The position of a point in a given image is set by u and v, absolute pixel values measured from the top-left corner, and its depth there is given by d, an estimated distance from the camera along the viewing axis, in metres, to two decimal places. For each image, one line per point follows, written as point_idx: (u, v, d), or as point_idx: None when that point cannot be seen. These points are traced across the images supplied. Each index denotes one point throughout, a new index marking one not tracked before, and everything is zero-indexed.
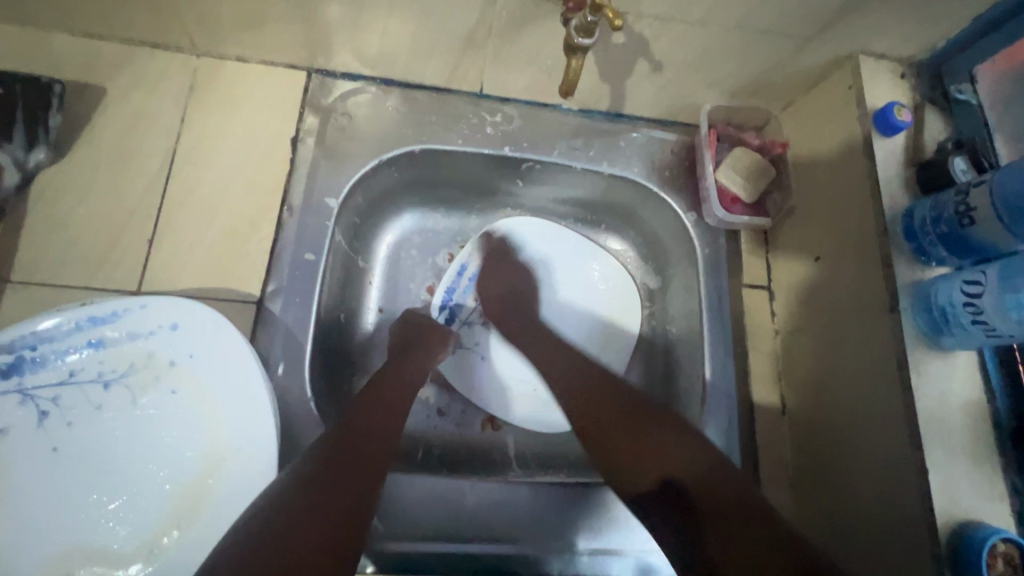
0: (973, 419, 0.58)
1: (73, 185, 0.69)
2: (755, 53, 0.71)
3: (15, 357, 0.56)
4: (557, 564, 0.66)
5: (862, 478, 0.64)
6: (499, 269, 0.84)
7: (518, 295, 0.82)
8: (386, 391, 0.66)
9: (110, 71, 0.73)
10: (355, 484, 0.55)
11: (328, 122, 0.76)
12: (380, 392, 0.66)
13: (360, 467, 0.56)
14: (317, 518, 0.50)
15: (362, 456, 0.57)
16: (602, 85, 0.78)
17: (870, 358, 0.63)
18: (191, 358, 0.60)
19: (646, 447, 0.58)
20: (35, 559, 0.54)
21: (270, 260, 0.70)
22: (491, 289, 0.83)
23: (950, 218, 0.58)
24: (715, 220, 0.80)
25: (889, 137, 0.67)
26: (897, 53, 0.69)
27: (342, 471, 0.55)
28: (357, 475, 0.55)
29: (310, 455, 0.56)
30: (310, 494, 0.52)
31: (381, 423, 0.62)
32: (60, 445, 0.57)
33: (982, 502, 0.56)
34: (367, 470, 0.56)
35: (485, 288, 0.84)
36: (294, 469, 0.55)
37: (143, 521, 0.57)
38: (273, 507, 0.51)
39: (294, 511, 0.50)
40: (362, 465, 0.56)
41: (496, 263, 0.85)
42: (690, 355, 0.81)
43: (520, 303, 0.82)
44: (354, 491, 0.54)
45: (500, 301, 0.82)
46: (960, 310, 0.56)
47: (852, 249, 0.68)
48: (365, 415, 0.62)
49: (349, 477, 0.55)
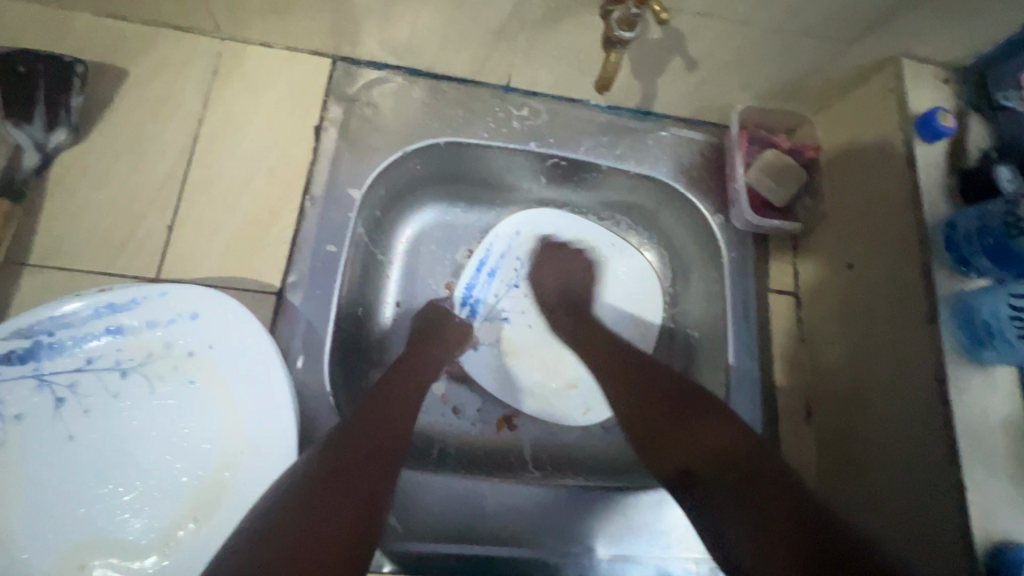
0: (1013, 438, 0.56)
1: (93, 168, 0.68)
2: (794, 52, 0.69)
3: (33, 342, 0.55)
4: (576, 568, 0.65)
5: (892, 492, 0.62)
6: (560, 257, 0.86)
7: (573, 288, 0.83)
8: (392, 390, 0.64)
9: (132, 52, 0.71)
10: (342, 515, 0.50)
11: (352, 112, 0.74)
12: (389, 390, 0.64)
13: (348, 501, 0.51)
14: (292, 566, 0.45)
15: (365, 458, 0.55)
16: (632, 82, 0.76)
17: (904, 372, 0.62)
18: (211, 348, 0.59)
19: (638, 405, 0.65)
20: (45, 550, 0.53)
21: (291, 252, 0.69)
22: (547, 276, 0.85)
23: (998, 228, 0.56)
24: (743, 222, 0.79)
25: (931, 143, 0.65)
26: (942, 57, 0.67)
27: (350, 474, 0.53)
28: (366, 476, 0.54)
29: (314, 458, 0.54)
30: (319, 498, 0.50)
31: (384, 421, 0.60)
32: (76, 434, 0.56)
33: (1021, 524, 0.54)
34: (353, 498, 0.52)
35: (544, 274, 0.85)
36: (300, 469, 0.54)
37: (159, 513, 0.56)
38: (281, 513, 0.49)
39: (262, 554, 0.46)
40: (355, 493, 0.52)
41: (548, 262, 0.86)
42: (714, 360, 0.79)
43: (576, 304, 0.82)
44: (368, 503, 0.52)
45: (560, 288, 0.84)
46: (1007, 324, 0.54)
47: (889, 259, 0.66)
48: (370, 418, 0.59)
49: (335, 505, 0.50)
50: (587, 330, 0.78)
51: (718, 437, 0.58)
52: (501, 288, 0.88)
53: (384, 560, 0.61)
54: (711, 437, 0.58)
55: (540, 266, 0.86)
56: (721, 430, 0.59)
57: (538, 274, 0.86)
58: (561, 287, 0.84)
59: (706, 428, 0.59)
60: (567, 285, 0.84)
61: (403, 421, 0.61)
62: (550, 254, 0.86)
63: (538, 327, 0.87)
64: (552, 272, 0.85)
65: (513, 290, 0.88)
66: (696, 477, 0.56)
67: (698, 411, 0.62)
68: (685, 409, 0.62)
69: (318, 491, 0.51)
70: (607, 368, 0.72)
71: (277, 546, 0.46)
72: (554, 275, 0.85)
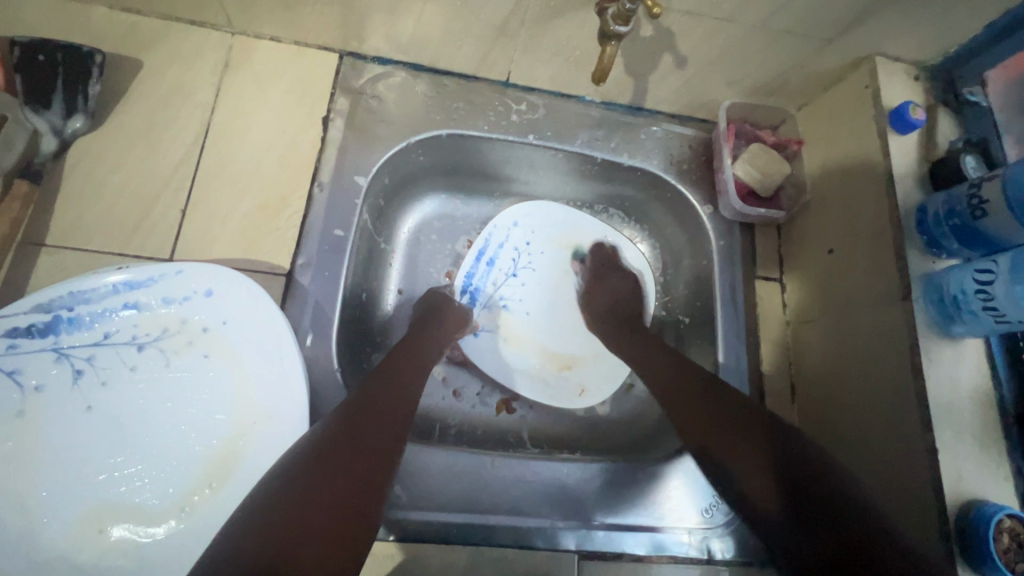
0: (981, 405, 0.60)
1: (108, 154, 0.70)
2: (777, 50, 0.73)
3: (53, 316, 0.57)
4: (574, 535, 0.68)
5: (871, 461, 0.66)
6: (609, 275, 0.90)
7: (621, 302, 0.87)
8: (393, 379, 0.65)
9: (147, 44, 0.74)
10: (341, 504, 0.50)
11: (358, 104, 0.78)
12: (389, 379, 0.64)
13: (342, 490, 0.51)
14: (286, 556, 0.45)
15: (362, 448, 0.55)
16: (625, 78, 0.80)
17: (880, 347, 0.66)
18: (224, 324, 0.62)
19: (677, 406, 0.69)
20: (65, 514, 0.55)
21: (300, 235, 0.72)
22: (602, 291, 0.89)
23: (964, 210, 0.60)
24: (731, 211, 0.83)
25: (903, 134, 0.69)
26: (913, 56, 0.72)
27: (345, 463, 0.53)
28: (362, 465, 0.54)
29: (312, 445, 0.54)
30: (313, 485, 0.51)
31: (382, 413, 0.60)
32: (93, 404, 0.58)
33: (989, 484, 0.58)
34: (350, 486, 0.52)
35: (597, 290, 0.89)
36: (296, 454, 0.54)
37: (174, 481, 0.58)
38: (273, 498, 0.50)
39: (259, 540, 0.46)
40: (350, 482, 0.52)
41: (603, 275, 0.90)
42: (705, 343, 0.83)
43: (628, 314, 0.86)
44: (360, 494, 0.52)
45: (610, 304, 0.88)
46: (971, 297, 0.58)
47: (866, 242, 0.70)
48: (369, 409, 0.59)
49: (330, 494, 0.50)
50: (629, 343, 0.81)
51: (767, 472, 0.58)
52: (499, 277, 0.91)
53: (389, 529, 0.64)
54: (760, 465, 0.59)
55: (592, 277, 0.91)
56: (756, 445, 0.61)
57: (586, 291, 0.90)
58: (610, 301, 0.88)
59: (740, 437, 0.62)
60: (615, 298, 0.88)
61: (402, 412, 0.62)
62: (601, 273, 0.91)
63: (535, 314, 0.91)
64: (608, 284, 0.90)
65: (511, 279, 0.91)
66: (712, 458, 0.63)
67: (729, 417, 0.65)
68: (714, 415, 0.66)
69: (317, 478, 0.51)
70: (643, 360, 0.77)
71: (265, 532, 0.47)
72: (605, 292, 0.89)
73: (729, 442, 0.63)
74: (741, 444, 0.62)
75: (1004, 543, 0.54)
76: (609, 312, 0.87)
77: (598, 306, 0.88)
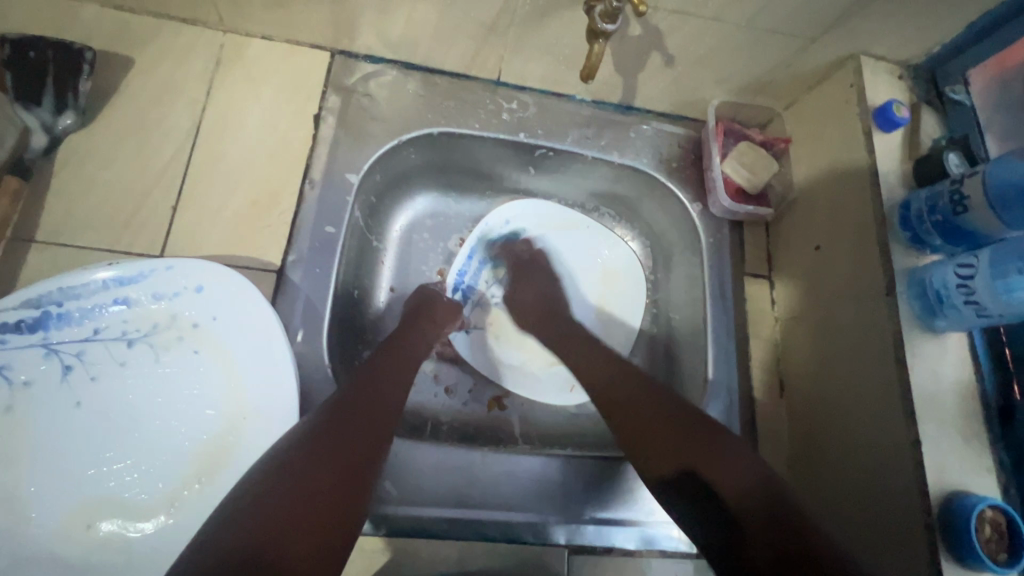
0: (964, 397, 0.61)
1: (99, 150, 0.70)
2: (764, 50, 0.74)
3: (42, 312, 0.56)
4: (564, 531, 0.68)
5: (857, 456, 0.66)
6: (533, 274, 0.88)
7: (550, 299, 0.85)
8: (386, 370, 0.66)
9: (138, 42, 0.74)
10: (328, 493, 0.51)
11: (349, 102, 0.78)
12: (382, 369, 0.66)
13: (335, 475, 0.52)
14: (278, 539, 0.46)
15: (356, 433, 0.57)
16: (615, 77, 0.81)
17: (866, 341, 0.67)
18: (215, 320, 0.62)
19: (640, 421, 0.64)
20: (55, 509, 0.55)
21: (290, 232, 0.72)
22: (525, 289, 0.87)
23: (945, 206, 0.62)
24: (720, 209, 0.84)
25: (888, 132, 0.71)
26: (897, 55, 0.73)
27: (337, 448, 0.54)
28: (354, 450, 0.55)
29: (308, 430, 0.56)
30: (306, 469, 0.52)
31: (374, 401, 0.61)
32: (83, 399, 0.58)
33: (971, 476, 0.59)
34: (338, 476, 0.52)
35: (522, 289, 0.87)
36: (288, 440, 0.55)
37: (165, 476, 0.58)
38: (266, 482, 0.50)
39: (236, 540, 0.45)
40: (342, 467, 0.53)
41: (532, 272, 0.88)
42: (694, 339, 0.84)
43: (555, 311, 0.84)
44: (352, 479, 0.53)
45: (534, 302, 0.85)
46: (953, 291, 0.59)
47: (852, 238, 0.71)
48: (361, 398, 0.61)
49: (321, 480, 0.51)
50: (563, 344, 0.79)
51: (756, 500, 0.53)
52: (491, 275, 0.92)
53: (379, 524, 0.64)
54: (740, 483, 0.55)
55: (515, 275, 0.89)
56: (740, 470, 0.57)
57: (514, 292, 0.88)
58: (536, 298, 0.86)
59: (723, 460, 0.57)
60: (540, 297, 0.86)
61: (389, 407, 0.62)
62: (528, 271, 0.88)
63: None
64: (529, 283, 0.87)
65: (503, 276, 0.92)
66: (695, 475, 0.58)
67: (704, 434, 0.61)
68: (687, 431, 0.61)
69: (300, 473, 0.51)
70: (586, 368, 0.74)
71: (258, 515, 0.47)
72: (526, 292, 0.87)
73: (706, 459, 0.58)
74: (720, 461, 0.58)
75: (985, 532, 0.55)
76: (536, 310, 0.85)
77: (525, 306, 0.86)
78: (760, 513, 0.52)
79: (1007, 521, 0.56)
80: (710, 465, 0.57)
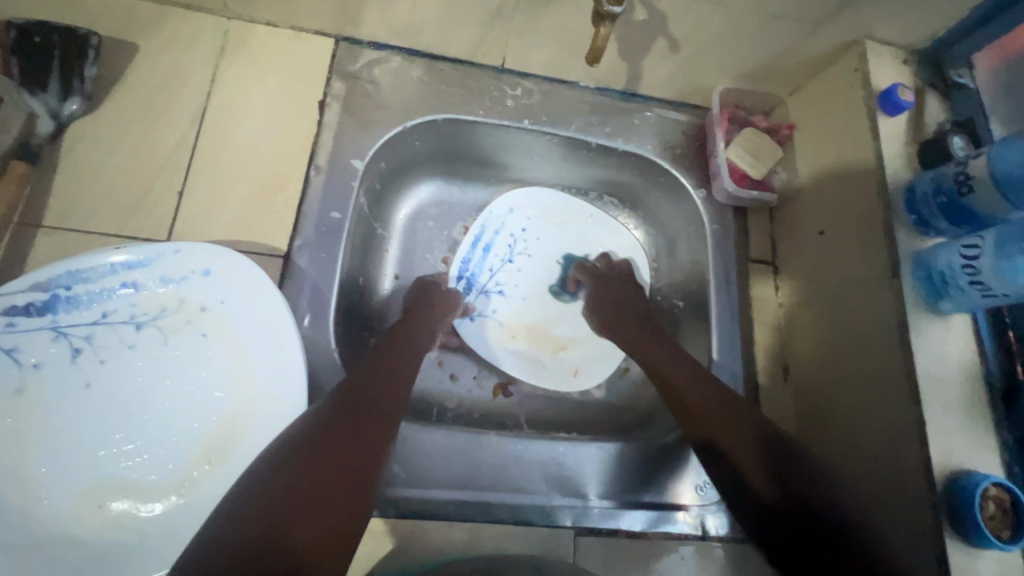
0: (968, 378, 0.61)
1: (105, 136, 0.70)
2: (769, 34, 0.74)
3: (51, 295, 0.56)
4: (572, 513, 0.68)
5: (861, 438, 0.67)
6: (614, 284, 0.86)
7: (640, 307, 0.82)
8: (389, 359, 0.66)
9: (142, 28, 0.74)
10: (337, 475, 0.50)
11: (354, 88, 0.78)
12: (386, 358, 0.66)
13: (343, 459, 0.52)
14: (289, 521, 0.46)
15: (363, 419, 0.56)
16: (619, 63, 0.81)
17: (871, 325, 0.67)
18: (223, 304, 0.62)
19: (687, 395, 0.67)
20: (65, 489, 0.56)
21: (297, 217, 0.72)
22: (610, 292, 0.85)
23: (950, 187, 0.62)
24: (724, 195, 0.84)
25: (892, 116, 0.71)
26: (902, 40, 0.73)
27: (344, 433, 0.54)
28: (361, 433, 0.55)
29: (314, 418, 0.55)
30: (314, 453, 0.51)
31: (379, 389, 0.61)
32: (93, 382, 0.58)
33: (975, 456, 0.59)
34: (348, 459, 0.52)
35: (605, 293, 0.85)
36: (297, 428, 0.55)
37: (175, 458, 0.59)
38: (272, 470, 0.50)
39: (241, 530, 0.45)
40: (350, 451, 0.53)
41: (607, 283, 0.86)
42: (698, 325, 0.84)
43: (643, 314, 0.81)
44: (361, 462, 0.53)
45: (617, 305, 0.83)
46: (958, 272, 0.59)
47: (857, 223, 0.71)
48: (366, 386, 0.60)
49: (330, 463, 0.51)
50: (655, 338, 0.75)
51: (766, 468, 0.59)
52: (495, 263, 0.92)
53: (386, 508, 0.64)
54: (760, 466, 0.60)
55: (603, 288, 0.86)
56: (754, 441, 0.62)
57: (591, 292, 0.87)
58: (622, 302, 0.83)
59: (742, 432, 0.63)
60: (622, 300, 0.83)
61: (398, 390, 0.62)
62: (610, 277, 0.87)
63: (531, 299, 0.92)
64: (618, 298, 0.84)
65: (507, 264, 0.92)
66: (720, 451, 0.63)
67: (730, 413, 0.65)
68: (722, 403, 0.66)
69: (309, 458, 0.51)
70: (645, 341, 0.75)
71: (266, 502, 0.47)
72: (607, 297, 0.84)
73: (728, 435, 0.63)
74: (742, 443, 0.62)
75: (989, 510, 0.55)
76: (619, 309, 0.82)
77: (605, 304, 0.84)
78: (768, 477, 0.59)
79: (1010, 499, 0.57)
80: (733, 448, 0.62)
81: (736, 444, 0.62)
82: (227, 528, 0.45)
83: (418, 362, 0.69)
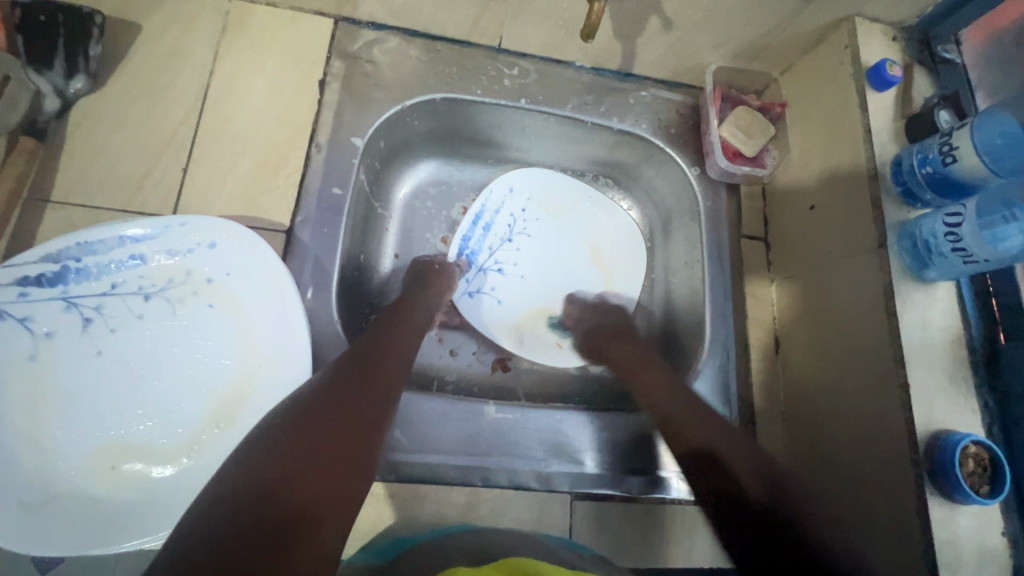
0: (951, 343, 0.64)
1: (109, 114, 0.72)
2: (761, 13, 0.75)
3: (61, 266, 0.58)
4: (568, 478, 0.71)
5: (846, 403, 0.69)
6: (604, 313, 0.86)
7: (617, 327, 0.82)
8: (396, 323, 0.69)
9: (145, 8, 0.75)
10: (344, 435, 0.51)
11: (353, 68, 0.79)
12: (392, 324, 0.69)
13: (352, 419, 0.53)
14: (301, 476, 0.47)
15: (371, 379, 0.58)
16: (614, 43, 0.82)
17: (858, 294, 0.69)
18: (228, 276, 0.64)
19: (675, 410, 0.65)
20: (79, 451, 0.58)
21: (298, 194, 0.74)
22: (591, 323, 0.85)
23: (935, 157, 0.64)
24: (718, 171, 0.85)
25: (881, 92, 0.72)
26: (890, 17, 0.74)
27: (352, 389, 0.56)
28: (368, 392, 0.56)
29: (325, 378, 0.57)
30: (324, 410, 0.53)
31: (391, 353, 0.63)
32: (104, 349, 0.60)
33: (956, 417, 0.61)
34: (355, 418, 0.53)
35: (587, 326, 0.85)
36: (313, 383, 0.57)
37: (185, 422, 0.61)
38: (281, 425, 0.51)
39: (248, 484, 0.45)
40: (359, 409, 0.54)
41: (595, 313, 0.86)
42: (692, 301, 0.86)
43: (617, 331, 0.81)
44: (367, 422, 0.54)
45: (605, 335, 0.82)
46: (940, 239, 0.61)
47: (845, 196, 0.73)
48: (376, 352, 0.62)
49: (337, 422, 0.52)
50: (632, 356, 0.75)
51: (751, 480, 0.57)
52: (495, 242, 0.93)
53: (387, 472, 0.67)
54: (752, 470, 0.58)
55: (603, 332, 0.82)
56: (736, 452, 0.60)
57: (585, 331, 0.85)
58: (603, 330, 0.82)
59: (720, 434, 0.62)
60: (604, 328, 0.83)
61: (402, 359, 0.64)
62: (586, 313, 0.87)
63: (530, 277, 0.93)
64: (614, 336, 0.80)
65: (506, 244, 0.94)
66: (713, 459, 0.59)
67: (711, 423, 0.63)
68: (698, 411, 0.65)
69: (317, 415, 0.52)
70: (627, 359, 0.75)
71: (273, 454, 0.48)
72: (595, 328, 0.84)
73: (713, 445, 0.60)
74: (735, 450, 0.60)
75: (969, 467, 0.58)
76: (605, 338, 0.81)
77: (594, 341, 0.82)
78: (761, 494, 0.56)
79: (989, 456, 0.59)
80: (727, 452, 0.60)
81: (728, 455, 0.60)
82: (236, 478, 0.46)
83: (418, 333, 0.71)
